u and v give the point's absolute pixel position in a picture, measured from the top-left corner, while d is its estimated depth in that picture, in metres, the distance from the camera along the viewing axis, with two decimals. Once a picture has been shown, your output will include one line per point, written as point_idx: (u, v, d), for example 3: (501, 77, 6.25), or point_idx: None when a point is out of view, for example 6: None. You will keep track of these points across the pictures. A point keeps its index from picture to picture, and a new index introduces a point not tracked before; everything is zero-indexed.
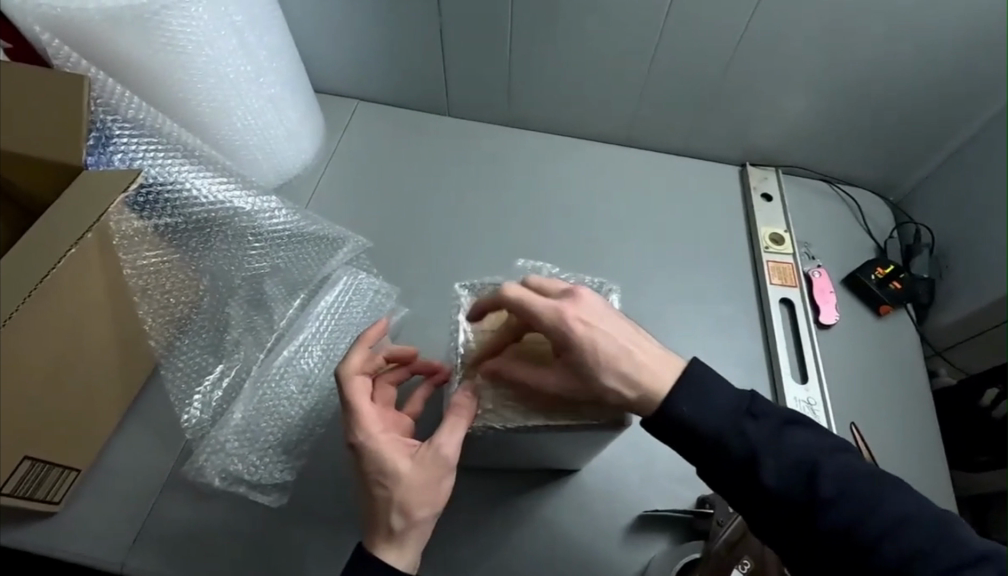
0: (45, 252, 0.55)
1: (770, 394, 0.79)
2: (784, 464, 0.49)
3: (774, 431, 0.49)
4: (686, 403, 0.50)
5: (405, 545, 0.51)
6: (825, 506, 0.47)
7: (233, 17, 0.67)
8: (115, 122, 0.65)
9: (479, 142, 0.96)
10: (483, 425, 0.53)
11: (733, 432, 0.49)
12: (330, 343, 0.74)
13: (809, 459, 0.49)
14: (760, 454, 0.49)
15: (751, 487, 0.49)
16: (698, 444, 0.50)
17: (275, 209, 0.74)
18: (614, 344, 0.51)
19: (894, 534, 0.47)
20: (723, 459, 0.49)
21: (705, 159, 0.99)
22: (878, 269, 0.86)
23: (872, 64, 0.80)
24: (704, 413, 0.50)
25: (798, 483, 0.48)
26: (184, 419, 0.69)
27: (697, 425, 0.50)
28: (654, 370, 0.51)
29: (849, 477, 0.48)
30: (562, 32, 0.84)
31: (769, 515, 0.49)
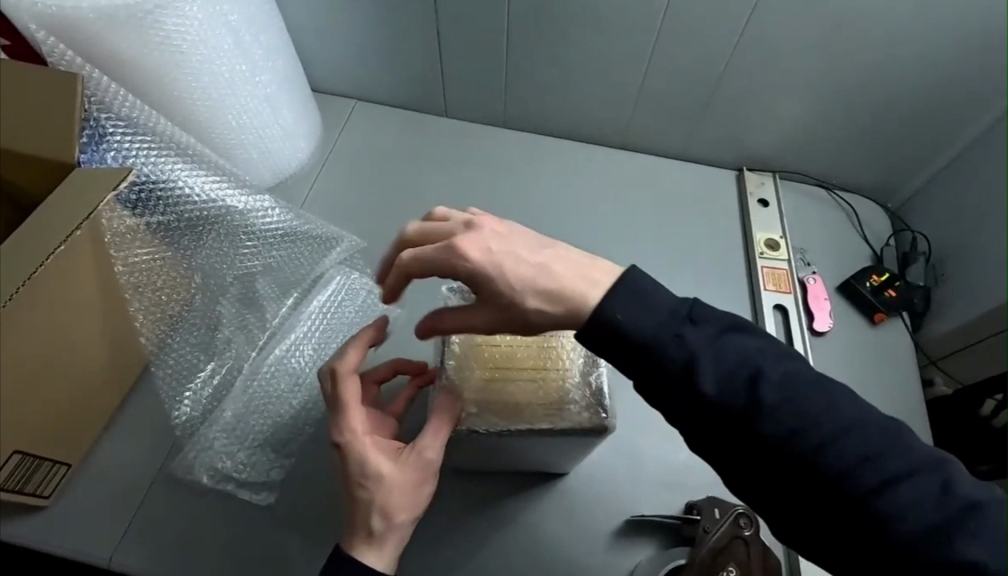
0: (30, 252, 0.55)
1: (750, 315, 0.84)
2: (725, 371, 0.45)
3: (713, 336, 0.46)
4: (622, 307, 0.46)
5: (384, 546, 0.51)
6: (767, 413, 0.44)
7: (228, 16, 0.68)
8: (109, 120, 0.66)
9: (476, 143, 0.96)
10: (467, 429, 0.53)
11: (670, 339, 0.46)
12: (322, 343, 0.75)
13: (752, 365, 0.45)
14: (698, 361, 0.45)
15: (690, 398, 0.46)
16: (634, 353, 0.47)
17: (268, 208, 0.74)
18: (528, 268, 0.49)
19: (840, 442, 0.44)
20: (659, 367, 0.46)
21: (703, 163, 0.98)
22: (873, 277, 0.86)
23: (873, 68, 0.80)
24: (639, 319, 0.46)
25: (738, 390, 0.45)
26: (174, 416, 0.69)
27: (632, 332, 0.46)
28: (585, 280, 0.49)
29: (792, 384, 0.45)
30: (560, 34, 0.84)
31: (710, 430, 0.46)
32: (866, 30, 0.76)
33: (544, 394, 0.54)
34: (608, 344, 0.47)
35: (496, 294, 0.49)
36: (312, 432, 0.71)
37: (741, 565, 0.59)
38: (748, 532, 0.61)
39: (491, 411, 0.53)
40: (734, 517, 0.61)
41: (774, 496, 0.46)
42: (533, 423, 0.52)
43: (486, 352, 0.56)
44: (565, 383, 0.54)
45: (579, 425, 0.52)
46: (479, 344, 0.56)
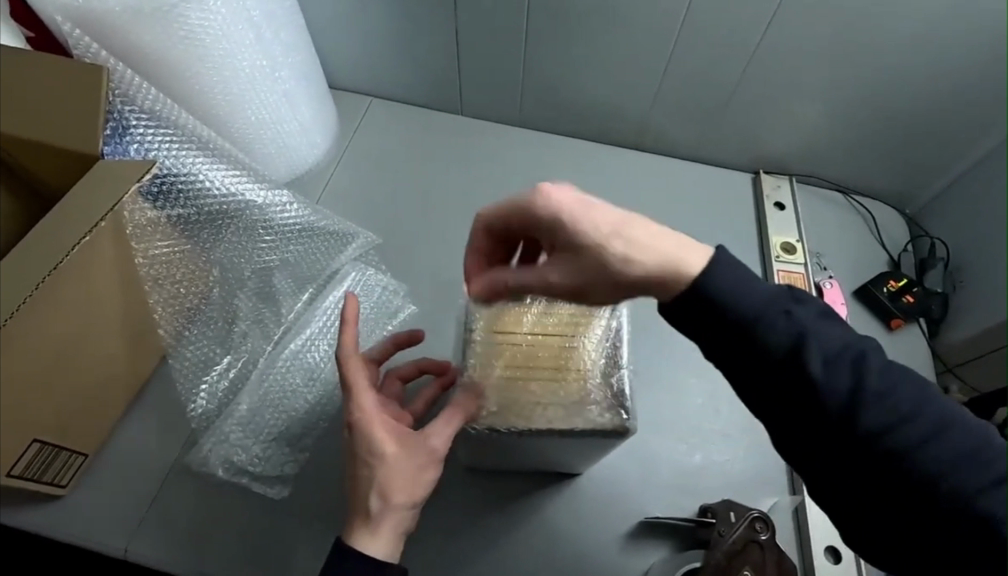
0: (46, 252, 0.54)
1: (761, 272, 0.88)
2: (828, 354, 0.44)
3: (818, 320, 0.45)
4: (724, 278, 0.45)
5: (380, 530, 0.51)
6: (869, 397, 0.43)
7: (251, 11, 0.68)
8: (131, 112, 0.66)
9: (491, 142, 0.96)
10: (486, 427, 0.53)
11: (777, 315, 0.44)
12: (337, 337, 0.76)
13: (852, 349, 0.45)
14: (806, 339, 0.44)
15: (789, 380, 0.45)
16: (733, 331, 0.45)
17: (286, 203, 0.75)
18: (608, 222, 0.46)
19: (934, 441, 0.43)
20: (760, 345, 0.45)
21: (718, 166, 0.98)
22: (890, 282, 0.85)
23: (891, 73, 0.79)
24: (743, 291, 0.45)
25: (842, 374, 0.44)
26: (190, 409, 0.70)
27: (732, 305, 0.45)
28: (673, 242, 0.46)
29: (891, 371, 0.44)
30: (577, 35, 0.84)
31: (801, 415, 0.45)
32: (886, 35, 0.75)
33: (565, 394, 0.54)
34: (699, 317, 0.46)
35: (577, 249, 0.47)
36: (326, 427, 0.71)
37: (756, 567, 0.59)
38: (763, 536, 0.61)
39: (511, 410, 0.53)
40: (750, 521, 0.62)
41: (851, 486, 0.45)
42: (551, 423, 0.52)
43: (507, 350, 0.56)
44: (586, 383, 0.54)
45: (598, 426, 0.52)
46: (503, 342, 0.56)
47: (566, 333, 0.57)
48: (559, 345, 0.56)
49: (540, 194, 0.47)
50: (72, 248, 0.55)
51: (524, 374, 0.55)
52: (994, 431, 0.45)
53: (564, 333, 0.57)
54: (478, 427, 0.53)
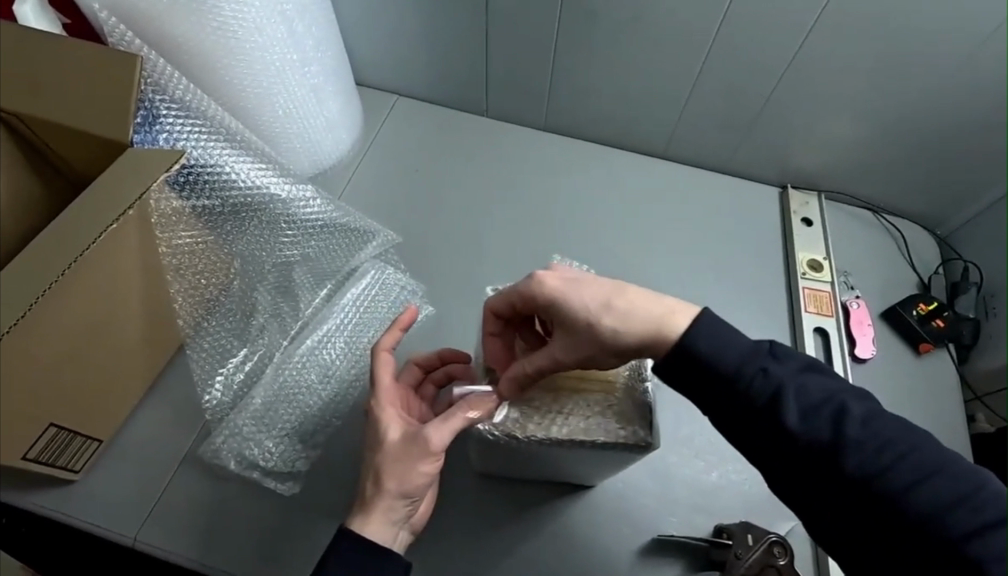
0: (66, 247, 0.53)
1: (787, 298, 0.85)
2: (808, 404, 0.46)
3: (797, 371, 0.47)
4: (704, 338, 0.48)
5: (372, 514, 0.50)
6: (850, 446, 0.44)
7: (284, 5, 0.68)
8: (162, 102, 0.66)
9: (515, 145, 0.95)
10: (505, 433, 0.51)
11: (753, 370, 0.47)
12: (353, 335, 0.75)
13: (835, 399, 0.46)
14: (783, 392, 0.46)
15: (768, 429, 0.46)
16: (715, 383, 0.48)
17: (309, 198, 0.75)
18: (597, 296, 0.51)
19: (923, 486, 0.42)
20: (740, 397, 0.47)
21: (745, 178, 0.96)
22: (920, 305, 0.83)
23: (933, 89, 0.77)
24: (720, 349, 0.48)
25: (822, 424, 0.45)
26: (205, 400, 0.69)
27: (712, 360, 0.48)
28: (660, 309, 0.50)
29: (875, 420, 0.45)
30: (608, 40, 0.83)
31: (783, 465, 0.47)
32: (931, 50, 0.73)
33: (588, 405, 0.53)
34: (685, 373, 0.49)
35: (569, 321, 0.51)
36: (339, 426, 0.71)
37: None
38: (782, 562, 0.60)
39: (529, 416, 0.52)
40: (768, 545, 0.61)
41: (847, 533, 0.45)
42: (572, 433, 0.51)
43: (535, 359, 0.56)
44: (609, 397, 0.53)
45: (618, 439, 0.51)
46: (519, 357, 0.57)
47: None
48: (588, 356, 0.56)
49: (533, 280, 0.52)
50: (93, 243, 0.55)
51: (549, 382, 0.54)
52: (993, 477, 0.43)
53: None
54: (496, 429, 0.52)
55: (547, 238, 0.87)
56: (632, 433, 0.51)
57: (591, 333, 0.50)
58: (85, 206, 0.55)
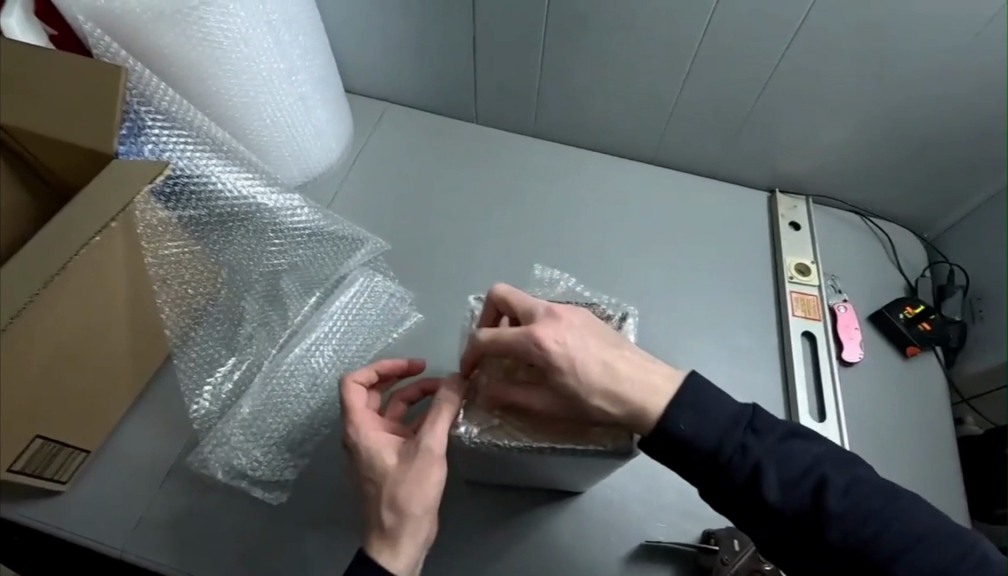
0: (53, 254, 0.54)
1: (774, 302, 0.86)
2: (789, 477, 0.48)
3: (776, 444, 0.49)
4: (684, 419, 0.50)
5: (382, 544, 0.50)
6: (833, 519, 0.47)
7: (270, 15, 0.68)
8: (148, 113, 0.66)
9: (504, 151, 0.95)
10: (488, 441, 0.52)
11: (733, 447, 0.49)
12: (341, 343, 0.75)
13: (817, 470, 0.49)
14: (762, 468, 0.48)
15: (754, 503, 0.49)
16: (699, 461, 0.50)
17: (297, 207, 0.75)
18: (594, 363, 0.51)
19: (907, 553, 0.46)
20: (722, 472, 0.49)
21: (733, 182, 0.97)
22: (907, 308, 0.83)
23: (921, 97, 0.78)
24: (700, 428, 0.49)
25: (803, 496, 0.48)
26: (193, 410, 0.70)
27: (695, 439, 0.49)
28: (648, 385, 0.51)
29: (856, 488, 0.48)
30: (596, 46, 0.83)
31: (772, 534, 0.49)
32: (916, 56, 0.74)
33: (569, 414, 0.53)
34: (672, 451, 0.50)
35: (562, 384, 0.50)
36: (328, 434, 0.71)
37: None
38: (767, 566, 0.61)
39: (508, 425, 0.53)
40: (754, 552, 0.61)
41: None
42: (556, 441, 0.51)
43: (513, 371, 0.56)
44: None
45: (603, 446, 0.51)
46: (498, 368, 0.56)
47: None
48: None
49: (533, 340, 0.50)
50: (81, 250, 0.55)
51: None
52: (972, 535, 0.48)
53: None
54: (476, 436, 0.52)
55: (536, 245, 0.87)
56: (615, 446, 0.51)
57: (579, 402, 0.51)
58: (72, 216, 0.56)
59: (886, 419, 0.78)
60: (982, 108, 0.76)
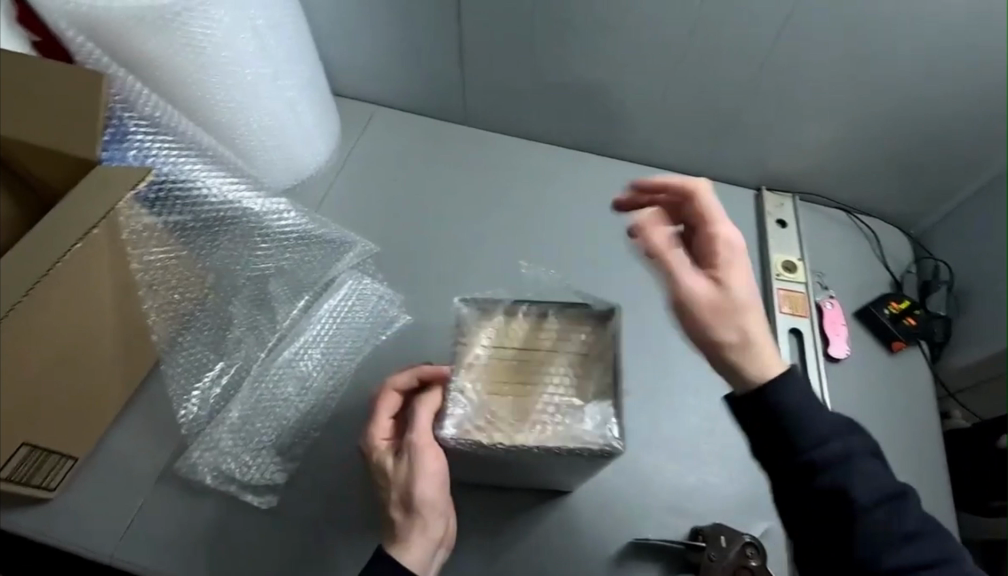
0: (39, 256, 0.55)
1: (762, 299, 0.86)
2: (873, 486, 0.47)
3: (869, 452, 0.48)
4: (793, 396, 0.49)
5: (392, 539, 0.55)
6: (896, 537, 0.46)
7: (254, 20, 0.68)
8: (131, 118, 0.67)
9: (493, 152, 0.96)
10: (471, 442, 0.52)
11: (834, 437, 0.48)
12: (330, 346, 0.76)
13: (898, 493, 0.47)
14: (853, 465, 0.47)
15: (825, 495, 0.47)
16: (788, 439, 0.49)
17: (284, 210, 0.75)
18: (736, 318, 0.52)
19: None
20: (806, 455, 0.48)
21: (721, 180, 0.97)
22: (891, 304, 0.84)
23: (912, 99, 0.78)
24: (809, 409, 0.49)
25: (877, 507, 0.46)
26: (181, 415, 0.70)
27: (798, 419, 0.48)
28: (765, 349, 0.52)
29: (922, 523, 0.47)
30: (581, 47, 0.84)
31: (824, 531, 0.47)
32: (905, 58, 0.74)
33: (552, 412, 0.53)
34: (767, 423, 0.49)
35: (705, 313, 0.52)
36: (317, 437, 0.71)
37: None
38: (754, 562, 0.62)
39: (490, 422, 0.53)
40: (742, 546, 0.63)
41: None
42: (539, 441, 0.51)
43: (498, 364, 0.56)
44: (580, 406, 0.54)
45: (585, 446, 0.51)
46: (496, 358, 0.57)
47: (556, 352, 0.57)
48: (547, 363, 0.56)
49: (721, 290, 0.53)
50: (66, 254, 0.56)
51: (510, 385, 0.55)
52: None
53: (559, 349, 0.57)
54: (457, 437, 0.52)
55: (526, 246, 0.87)
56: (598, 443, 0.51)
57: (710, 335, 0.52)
58: (58, 220, 0.56)
59: (872, 414, 0.79)
60: (977, 110, 0.76)
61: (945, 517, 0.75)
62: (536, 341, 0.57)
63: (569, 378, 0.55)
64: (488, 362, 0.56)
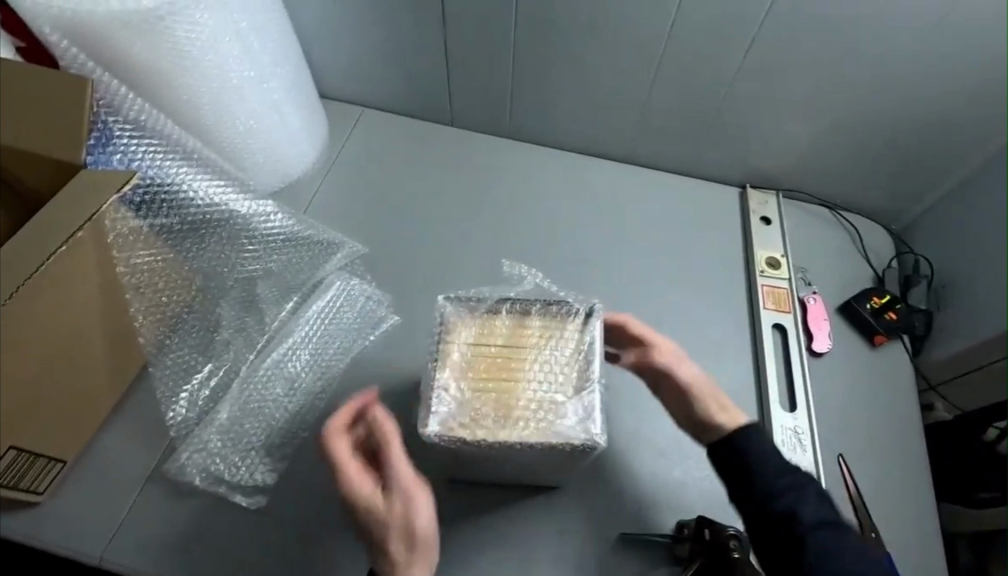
0: (32, 252, 0.56)
1: (746, 295, 0.87)
2: (817, 514, 0.57)
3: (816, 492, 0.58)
4: (756, 440, 0.61)
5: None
6: (836, 555, 0.54)
7: (238, 24, 0.69)
8: (115, 122, 0.67)
9: (479, 153, 0.96)
10: (457, 439, 0.53)
11: (787, 472, 0.59)
12: (318, 347, 0.76)
13: (839, 523, 0.57)
14: (801, 495, 0.57)
15: (778, 520, 0.57)
16: (751, 476, 0.59)
17: (271, 213, 0.77)
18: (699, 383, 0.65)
19: None
20: (762, 486, 0.58)
21: (705, 178, 0.98)
22: (873, 298, 0.86)
23: (913, 99, 0.79)
24: (766, 451, 0.60)
25: (820, 531, 0.56)
26: (169, 416, 0.70)
27: (756, 458, 0.60)
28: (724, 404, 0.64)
29: (861, 550, 0.55)
30: (564, 48, 0.85)
31: (781, 553, 0.56)
32: (906, 58, 0.75)
33: (533, 408, 0.55)
34: (732, 461, 0.60)
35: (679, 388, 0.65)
36: (306, 437, 0.71)
37: None
38: (737, 555, 0.62)
39: (472, 417, 0.54)
40: (727, 540, 0.62)
41: None
42: (522, 437, 0.53)
43: (479, 359, 0.57)
44: (563, 403, 0.55)
45: (567, 440, 0.53)
46: (478, 352, 0.57)
47: (538, 350, 0.58)
48: (527, 361, 0.57)
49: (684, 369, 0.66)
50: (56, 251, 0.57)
51: (490, 380, 0.56)
52: None
53: (540, 348, 0.58)
54: (440, 435, 0.53)
55: (513, 245, 0.88)
56: (581, 439, 0.53)
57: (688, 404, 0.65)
58: (49, 220, 0.58)
59: (855, 407, 0.80)
60: (955, 107, 0.77)
61: (926, 507, 0.76)
62: (517, 339, 0.58)
63: (550, 376, 0.56)
64: (468, 357, 0.57)
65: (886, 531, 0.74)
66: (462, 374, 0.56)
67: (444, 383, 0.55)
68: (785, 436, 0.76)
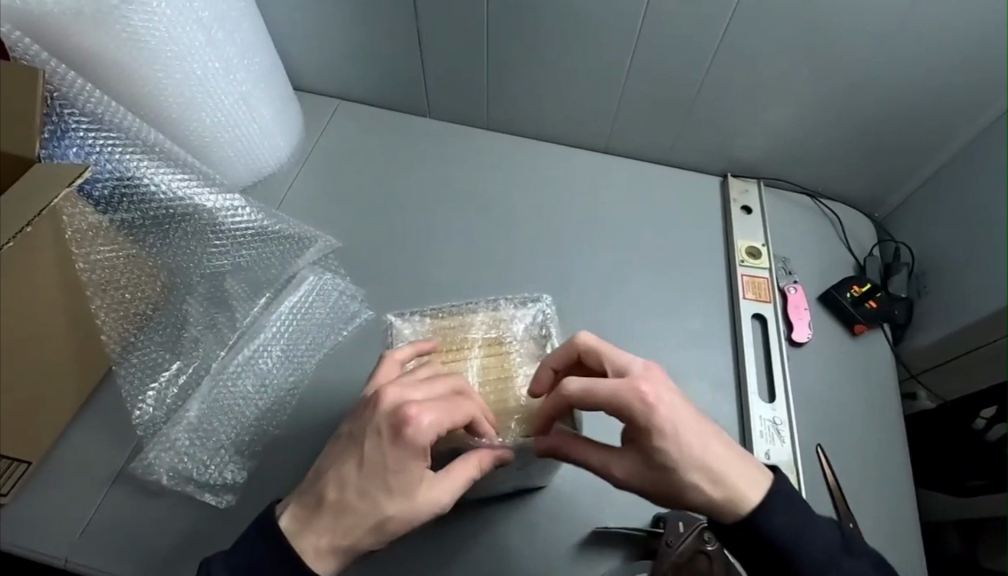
0: None
1: (726, 285, 0.86)
2: (818, 562, 0.53)
3: (825, 541, 0.54)
4: (778, 520, 0.54)
5: (300, 508, 0.50)
6: None
7: (199, 12, 0.67)
8: (71, 115, 0.66)
9: (457, 144, 0.95)
10: (407, 323, 0.60)
11: (800, 537, 0.54)
12: (290, 344, 0.75)
13: (831, 558, 0.54)
14: (820, 566, 0.53)
15: (781, 567, 0.54)
16: (755, 544, 0.54)
17: (238, 207, 0.76)
18: (658, 401, 0.52)
19: None
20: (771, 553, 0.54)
21: (686, 168, 0.97)
22: (854, 287, 0.84)
23: (891, 85, 0.78)
24: (790, 527, 0.54)
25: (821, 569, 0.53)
26: (135, 415, 0.69)
27: (772, 535, 0.54)
28: (706, 442, 0.53)
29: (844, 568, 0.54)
30: (538, 36, 0.83)
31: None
32: (884, 43, 0.74)
33: None
34: (741, 536, 0.55)
35: (657, 460, 0.53)
36: (277, 434, 0.70)
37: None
38: (711, 547, 0.62)
39: (452, 327, 0.60)
40: (698, 531, 0.63)
41: None
42: None
43: (469, 349, 0.60)
44: None
45: None
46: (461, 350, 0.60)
47: None
48: None
49: (638, 397, 0.52)
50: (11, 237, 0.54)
51: (474, 358, 0.59)
52: None
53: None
54: (404, 321, 0.60)
55: (491, 238, 0.86)
56: (394, 321, 0.60)
57: (668, 479, 0.54)
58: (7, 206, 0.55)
59: (836, 397, 0.80)
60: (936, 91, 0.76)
61: (904, 495, 0.75)
62: (500, 398, 0.58)
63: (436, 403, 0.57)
64: (493, 351, 0.60)
65: (863, 521, 0.73)
66: (451, 334, 0.60)
67: (448, 309, 0.61)
68: (764, 428, 0.75)
